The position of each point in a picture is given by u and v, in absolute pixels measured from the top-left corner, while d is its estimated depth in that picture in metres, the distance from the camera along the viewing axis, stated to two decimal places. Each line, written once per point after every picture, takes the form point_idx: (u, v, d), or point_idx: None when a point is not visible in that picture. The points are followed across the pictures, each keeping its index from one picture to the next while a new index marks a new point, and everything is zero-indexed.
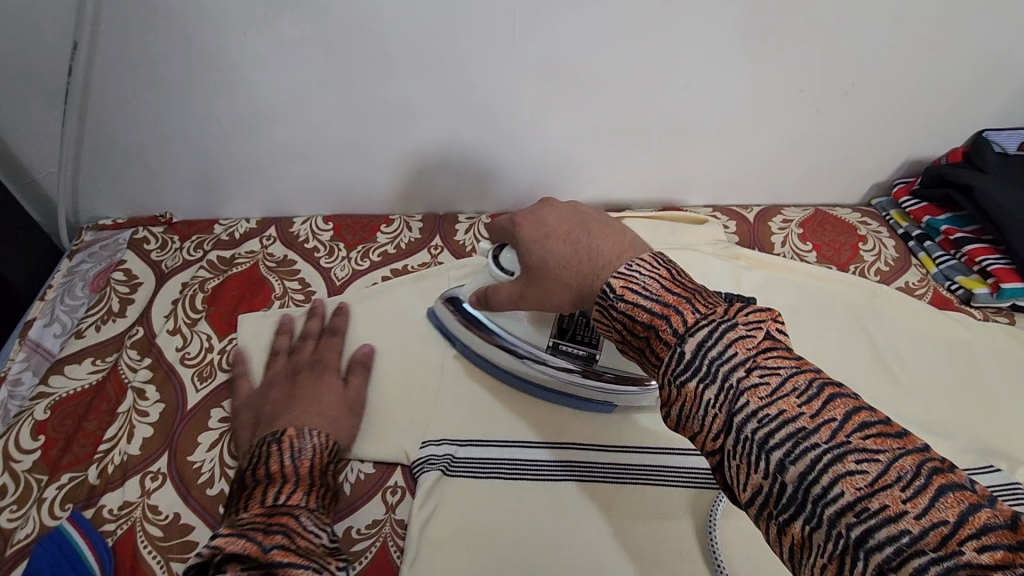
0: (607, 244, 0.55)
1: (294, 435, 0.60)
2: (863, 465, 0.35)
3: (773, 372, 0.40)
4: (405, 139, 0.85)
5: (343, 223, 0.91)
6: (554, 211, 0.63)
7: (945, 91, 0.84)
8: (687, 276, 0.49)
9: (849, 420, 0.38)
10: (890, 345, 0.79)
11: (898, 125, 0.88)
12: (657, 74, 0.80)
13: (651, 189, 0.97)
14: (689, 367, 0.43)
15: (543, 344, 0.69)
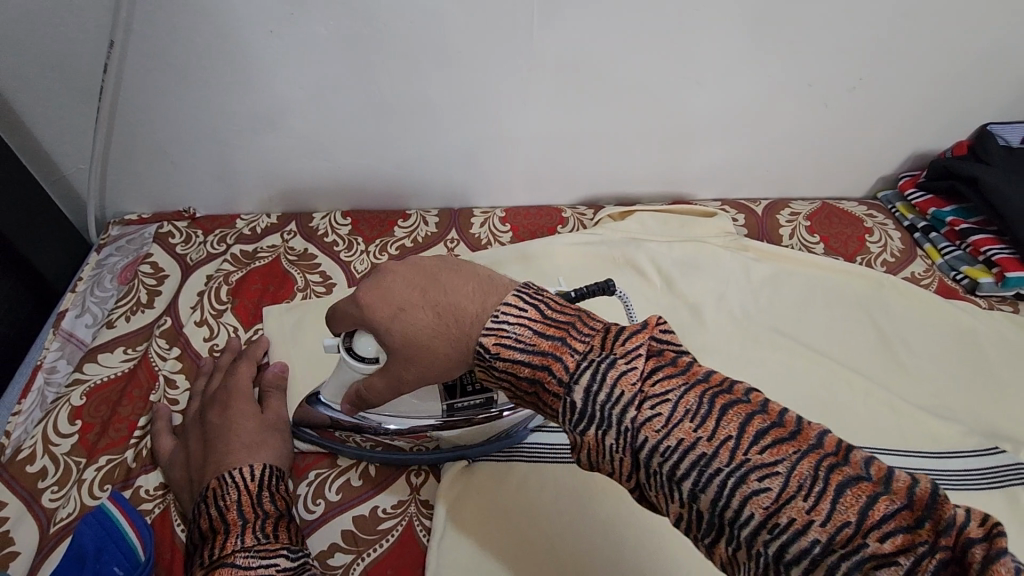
0: (468, 296, 0.49)
1: (214, 486, 0.57)
2: (764, 482, 0.37)
3: (663, 400, 0.41)
4: (423, 134, 0.87)
5: (360, 217, 0.93)
6: (397, 275, 0.52)
7: (950, 83, 0.86)
8: (550, 307, 0.48)
9: (744, 434, 0.39)
10: (901, 332, 0.80)
11: (904, 117, 0.90)
12: (669, 70, 0.82)
13: (661, 184, 0.99)
14: (584, 414, 0.43)
15: (437, 411, 0.63)
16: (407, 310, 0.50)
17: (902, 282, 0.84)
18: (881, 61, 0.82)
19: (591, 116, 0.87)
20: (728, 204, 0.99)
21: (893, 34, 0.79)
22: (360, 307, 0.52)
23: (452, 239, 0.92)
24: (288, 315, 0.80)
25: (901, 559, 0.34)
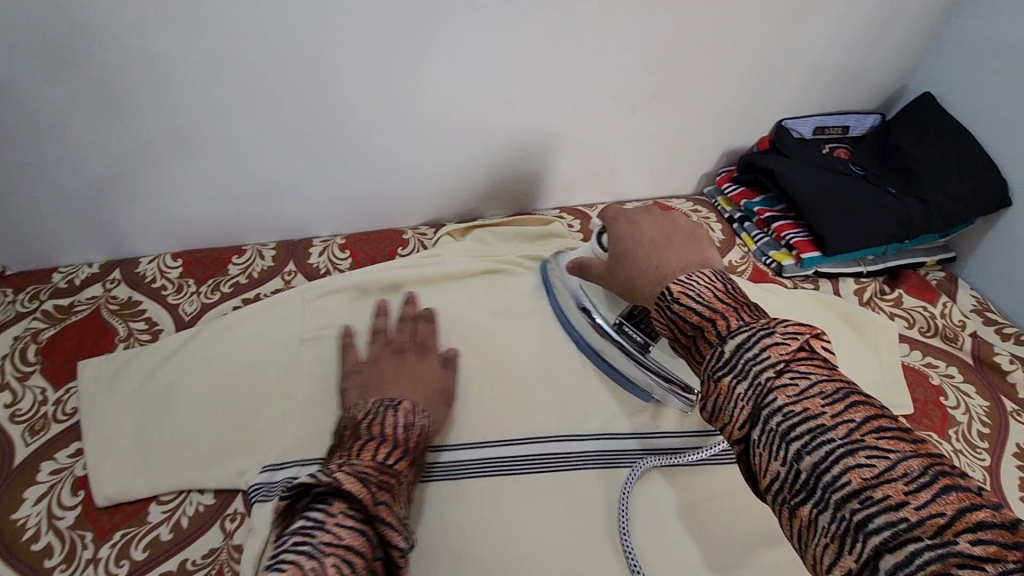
0: (675, 263, 0.75)
1: (408, 408, 0.75)
2: (873, 460, 0.48)
3: (803, 377, 0.55)
4: (241, 161, 0.89)
5: (193, 257, 0.98)
6: (647, 223, 0.85)
7: (708, 77, 1.05)
8: (739, 293, 0.68)
9: (867, 424, 0.51)
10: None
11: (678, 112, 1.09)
12: (467, 76, 0.90)
13: (505, 190, 1.10)
14: (727, 364, 0.60)
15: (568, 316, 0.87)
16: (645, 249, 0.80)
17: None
18: (674, 67, 1.00)
19: (441, 132, 0.96)
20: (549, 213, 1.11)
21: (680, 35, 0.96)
22: (614, 223, 0.89)
23: (288, 272, 0.98)
24: (116, 370, 0.84)
25: (988, 565, 0.41)
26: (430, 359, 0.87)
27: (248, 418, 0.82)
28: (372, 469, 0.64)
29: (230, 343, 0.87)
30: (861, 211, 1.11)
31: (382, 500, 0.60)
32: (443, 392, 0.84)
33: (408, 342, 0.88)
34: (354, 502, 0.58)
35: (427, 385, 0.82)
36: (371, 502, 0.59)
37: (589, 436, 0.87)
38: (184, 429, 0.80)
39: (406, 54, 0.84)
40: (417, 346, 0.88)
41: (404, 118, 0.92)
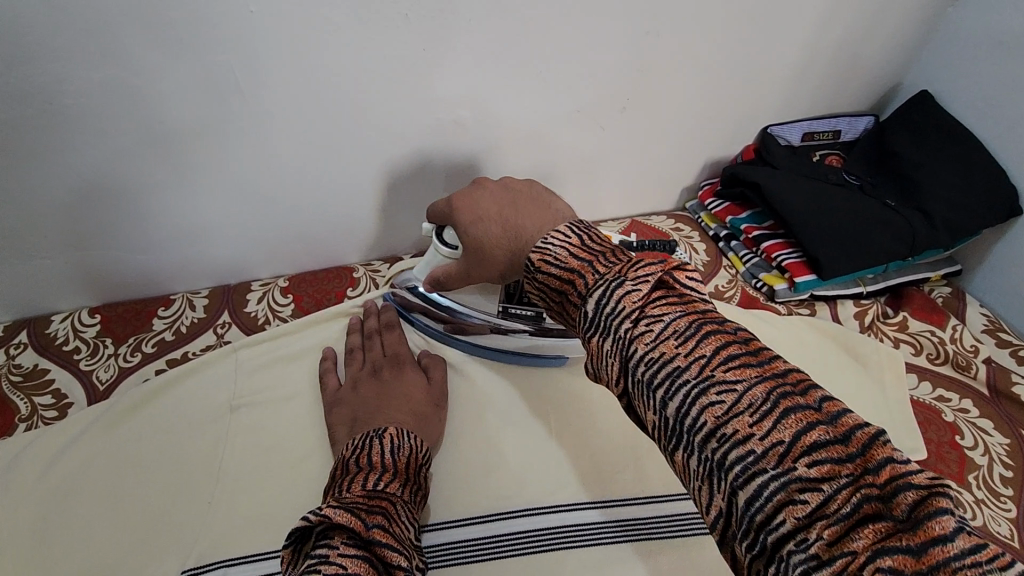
0: (535, 225, 0.56)
1: (395, 432, 0.59)
2: (722, 396, 0.36)
3: (730, 389, 0.36)
4: (344, 167, 0.74)
5: (304, 292, 0.80)
6: (486, 194, 0.62)
7: (894, 39, 0.83)
8: (600, 238, 0.49)
9: (717, 355, 0.38)
10: (865, 349, 0.75)
11: (853, 86, 0.87)
12: (604, 48, 0.72)
13: (628, 202, 0.93)
14: (593, 323, 0.43)
15: (493, 311, 0.71)
16: (485, 223, 0.60)
17: (873, 286, 0.80)
18: (853, 22, 0.79)
19: (551, 155, 0.83)
20: (681, 221, 0.93)
21: (840, 30, 0.79)
22: (452, 210, 0.64)
23: (377, 270, 0.85)
24: (134, 403, 0.65)
25: (825, 486, 0.32)
26: (410, 371, 0.69)
27: (309, 452, 0.64)
28: (357, 500, 0.50)
29: (245, 374, 0.69)
30: (968, 154, 0.79)
31: (377, 522, 0.48)
32: (435, 397, 0.68)
33: (382, 360, 0.70)
34: (347, 533, 0.46)
35: (401, 399, 0.65)
36: (364, 527, 0.47)
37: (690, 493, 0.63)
38: (139, 489, 0.60)
39: (516, 87, 0.73)
40: (390, 360, 0.70)
41: (509, 152, 0.80)
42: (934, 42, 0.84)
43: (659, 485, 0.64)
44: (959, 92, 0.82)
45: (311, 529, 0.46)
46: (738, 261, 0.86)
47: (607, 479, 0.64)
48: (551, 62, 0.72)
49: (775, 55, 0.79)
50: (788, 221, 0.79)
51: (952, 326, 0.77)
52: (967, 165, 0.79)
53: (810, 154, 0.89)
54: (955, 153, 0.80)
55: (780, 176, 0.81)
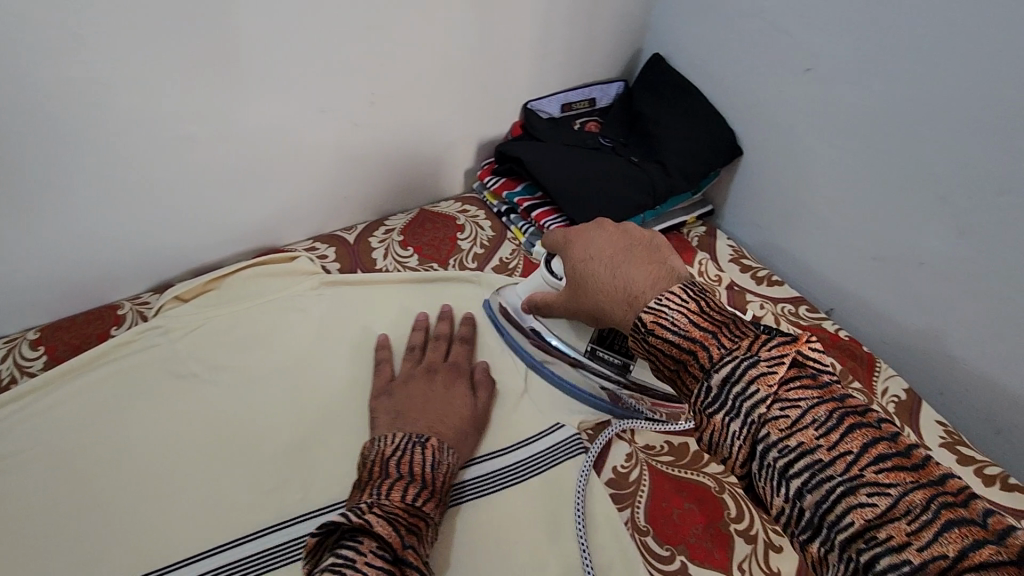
0: (644, 278, 0.58)
1: (437, 445, 0.60)
2: (874, 498, 0.40)
3: (882, 492, 0.40)
4: (67, 203, 0.69)
5: (58, 340, 0.74)
6: (603, 236, 0.65)
7: (621, 10, 0.90)
8: (718, 309, 0.53)
9: (866, 454, 0.42)
10: None
11: (596, 57, 0.94)
12: (329, 49, 0.73)
13: (410, 192, 0.95)
14: (718, 400, 0.48)
15: (582, 348, 0.69)
16: (593, 260, 0.63)
17: None
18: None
19: (311, 158, 0.82)
20: (467, 202, 0.96)
21: (565, 8, 0.85)
22: (567, 241, 0.67)
23: (145, 302, 0.80)
24: None
25: None
26: (460, 381, 0.69)
27: (90, 508, 0.62)
28: (395, 517, 0.52)
29: None
30: (696, 109, 0.89)
31: (410, 540, 0.51)
32: (477, 418, 0.67)
33: (442, 364, 0.71)
34: (379, 543, 0.49)
35: (444, 407, 0.66)
36: (399, 545, 0.50)
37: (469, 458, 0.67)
38: None
39: (245, 93, 0.71)
40: (449, 367, 0.71)
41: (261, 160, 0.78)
42: (656, 9, 0.92)
43: None
44: (681, 54, 0.91)
45: (340, 529, 0.50)
46: (518, 231, 0.90)
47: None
48: (272, 64, 0.71)
49: (510, 35, 0.84)
50: (546, 188, 0.85)
51: (697, 262, 0.87)
52: (693, 118, 0.88)
53: (571, 123, 0.95)
54: (683, 108, 0.89)
55: (538, 149, 0.87)
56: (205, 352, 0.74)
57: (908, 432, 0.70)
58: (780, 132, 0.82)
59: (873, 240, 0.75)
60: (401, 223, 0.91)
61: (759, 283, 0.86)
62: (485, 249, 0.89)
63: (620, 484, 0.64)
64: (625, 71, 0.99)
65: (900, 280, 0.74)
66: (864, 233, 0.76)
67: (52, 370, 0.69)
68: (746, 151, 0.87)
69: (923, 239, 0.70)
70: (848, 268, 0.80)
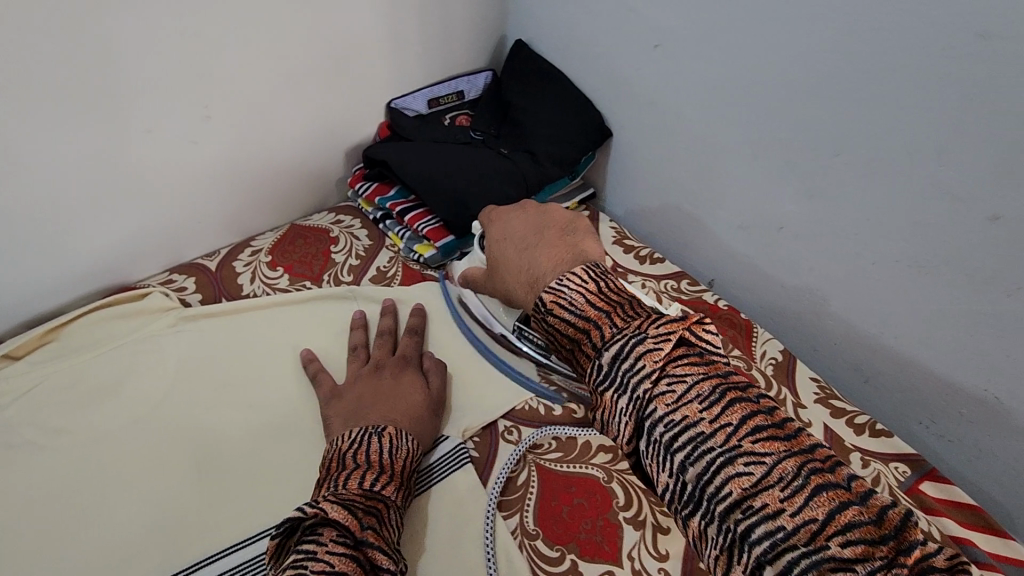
0: (545, 258, 0.62)
1: (394, 433, 0.59)
2: (751, 467, 0.40)
3: (759, 461, 0.40)
4: None
5: None
6: (521, 218, 0.68)
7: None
8: (614, 290, 0.54)
9: (744, 424, 0.42)
10: None
11: (458, 46, 0.90)
12: (141, 61, 0.66)
13: (277, 207, 0.89)
14: (608, 377, 0.48)
15: (509, 325, 0.70)
16: (512, 243, 0.65)
17: None
18: None
19: (145, 185, 0.74)
20: (342, 212, 0.91)
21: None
22: (489, 223, 0.70)
23: None
24: None
25: (858, 566, 0.36)
26: (410, 370, 0.68)
27: None
28: (352, 501, 0.50)
29: None
30: (562, 93, 0.87)
31: (369, 523, 0.50)
32: (432, 401, 0.66)
33: (388, 359, 0.69)
34: (338, 529, 0.48)
35: (400, 399, 0.64)
36: (357, 528, 0.49)
37: None
38: None
39: (40, 118, 0.63)
40: (396, 359, 0.69)
41: (83, 194, 0.70)
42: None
43: None
44: (542, 38, 0.89)
45: (298, 524, 0.49)
46: (396, 238, 0.85)
47: (268, 505, 0.61)
48: (68, 86, 0.63)
49: (356, 34, 0.79)
50: (417, 189, 0.82)
51: None
52: (560, 102, 0.87)
53: (440, 119, 0.91)
54: (551, 94, 0.87)
55: (405, 149, 0.83)
56: (41, 415, 0.66)
57: (785, 394, 0.72)
58: (642, 110, 0.81)
59: (738, 209, 0.76)
60: (269, 243, 0.85)
61: (643, 263, 0.86)
62: (362, 259, 0.84)
63: (509, 490, 0.63)
64: (492, 61, 0.96)
65: (766, 247, 0.76)
66: (729, 204, 0.77)
67: None
68: (616, 133, 0.87)
69: (780, 206, 0.72)
70: (721, 239, 0.81)
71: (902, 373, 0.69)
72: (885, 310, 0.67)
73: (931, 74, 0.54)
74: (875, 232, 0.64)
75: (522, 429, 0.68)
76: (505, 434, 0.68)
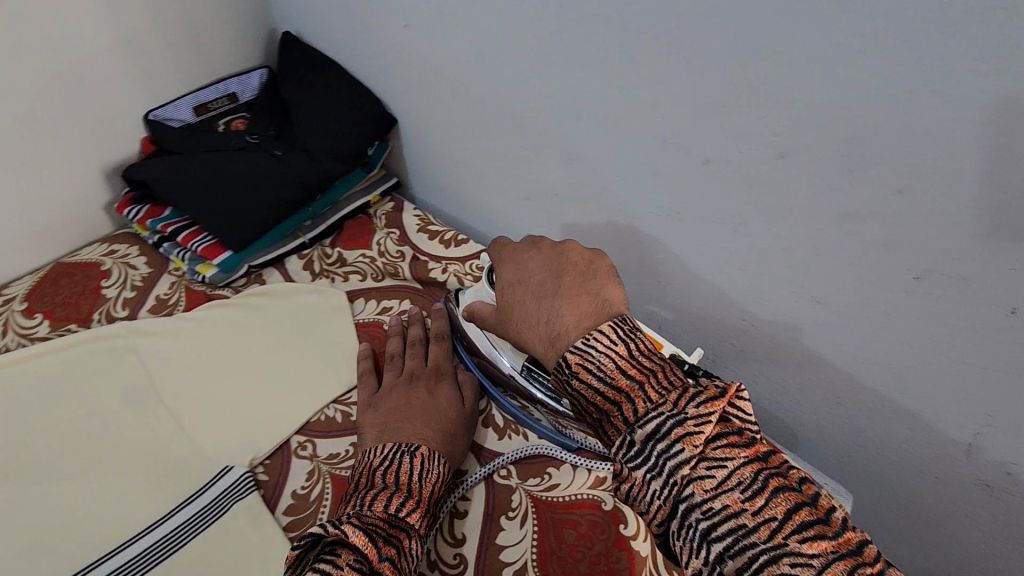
0: (567, 310, 0.51)
1: (427, 453, 0.56)
2: (797, 569, 0.37)
3: (808, 566, 0.37)
4: None
5: None
6: (536, 257, 0.57)
7: None
8: (650, 353, 0.48)
9: (790, 520, 0.39)
10: (303, 298, 0.77)
11: (216, 45, 0.84)
12: None
13: (34, 246, 0.79)
14: (638, 454, 0.43)
15: (518, 364, 0.65)
16: (524, 288, 0.55)
17: (311, 233, 0.83)
18: None
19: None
20: (116, 241, 0.83)
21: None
22: (498, 262, 0.60)
23: None
24: None
25: None
26: (445, 382, 0.67)
27: None
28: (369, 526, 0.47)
29: None
30: (336, 82, 0.83)
31: (388, 553, 0.46)
32: (466, 417, 0.64)
33: (420, 368, 0.68)
34: (354, 554, 0.44)
35: (435, 412, 0.62)
36: (375, 557, 0.45)
37: (119, 544, 0.57)
38: None
39: None
40: (430, 371, 0.68)
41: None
42: None
43: (78, 555, 0.56)
44: (308, 28, 0.85)
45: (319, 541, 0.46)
46: (177, 260, 0.79)
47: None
48: None
49: (75, 43, 0.71)
50: (183, 206, 0.76)
51: (376, 242, 0.84)
52: (334, 93, 0.83)
53: (212, 125, 0.85)
54: (324, 84, 0.83)
55: (163, 164, 0.77)
56: None
57: None
58: (415, 92, 0.80)
59: (520, 180, 0.77)
60: (25, 289, 0.76)
61: (447, 247, 0.82)
62: (138, 289, 0.77)
63: (299, 509, 0.61)
64: (266, 56, 0.91)
65: (551, 213, 0.77)
66: (512, 175, 0.77)
67: None
68: (401, 117, 0.85)
69: (550, 171, 0.73)
70: (515, 211, 0.81)
71: (683, 313, 0.73)
72: (657, 258, 0.70)
73: (624, 29, 0.56)
74: (628, 186, 0.66)
75: (315, 441, 0.66)
76: (297, 450, 0.65)
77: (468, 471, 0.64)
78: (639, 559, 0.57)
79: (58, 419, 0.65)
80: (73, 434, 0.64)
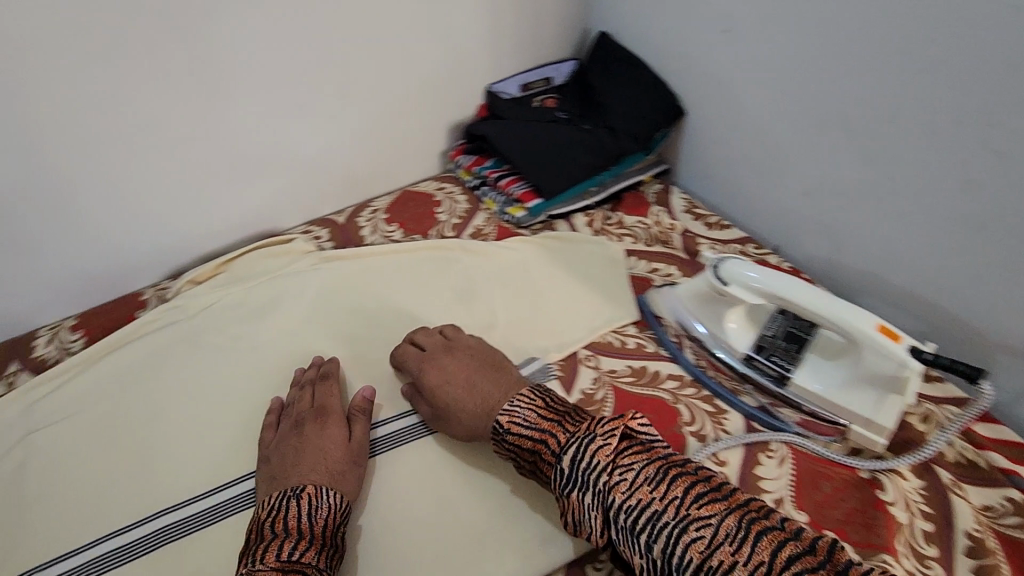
0: (496, 391, 0.69)
1: (312, 492, 0.63)
2: (700, 530, 0.49)
3: (707, 525, 0.49)
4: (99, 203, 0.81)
5: (93, 325, 0.86)
6: (452, 360, 0.73)
7: None
8: (558, 400, 0.65)
9: (687, 495, 0.52)
10: (591, 246, 0.92)
11: (547, 38, 1.04)
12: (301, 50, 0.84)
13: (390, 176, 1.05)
14: (569, 479, 0.56)
15: (739, 353, 0.74)
16: (451, 382, 0.71)
17: (597, 197, 0.98)
18: None
19: (298, 150, 0.92)
20: (444, 181, 1.06)
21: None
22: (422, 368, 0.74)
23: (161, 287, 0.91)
24: None
25: None
26: (332, 420, 0.71)
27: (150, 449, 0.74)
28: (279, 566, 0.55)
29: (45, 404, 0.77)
30: (641, 75, 0.98)
31: None
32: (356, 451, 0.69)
33: (307, 409, 0.72)
34: None
35: (322, 450, 0.67)
36: None
37: None
38: None
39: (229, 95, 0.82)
40: (314, 411, 0.71)
41: (254, 152, 0.89)
42: None
43: None
44: (623, 31, 1.01)
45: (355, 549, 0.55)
46: (491, 202, 0.99)
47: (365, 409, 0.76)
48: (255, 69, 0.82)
49: (464, 28, 0.95)
50: (510, 158, 0.96)
51: (652, 214, 0.97)
52: (637, 83, 0.97)
53: (531, 101, 1.04)
54: (630, 77, 0.98)
55: (498, 124, 0.97)
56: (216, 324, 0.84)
57: None
58: (713, 91, 0.92)
59: (803, 178, 0.85)
60: (385, 204, 1.02)
61: (710, 228, 0.94)
62: (461, 220, 0.99)
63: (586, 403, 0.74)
64: (576, 50, 1.09)
65: (828, 210, 0.83)
66: (795, 172, 0.85)
67: (96, 347, 0.81)
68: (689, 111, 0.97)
69: (842, 171, 0.79)
70: (786, 206, 0.89)
71: (955, 323, 0.75)
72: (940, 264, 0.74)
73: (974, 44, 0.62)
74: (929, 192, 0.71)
75: (598, 357, 0.79)
76: (585, 360, 0.79)
77: (728, 410, 0.72)
78: (897, 524, 0.62)
79: (340, 315, 0.86)
80: (420, 312, 0.86)
